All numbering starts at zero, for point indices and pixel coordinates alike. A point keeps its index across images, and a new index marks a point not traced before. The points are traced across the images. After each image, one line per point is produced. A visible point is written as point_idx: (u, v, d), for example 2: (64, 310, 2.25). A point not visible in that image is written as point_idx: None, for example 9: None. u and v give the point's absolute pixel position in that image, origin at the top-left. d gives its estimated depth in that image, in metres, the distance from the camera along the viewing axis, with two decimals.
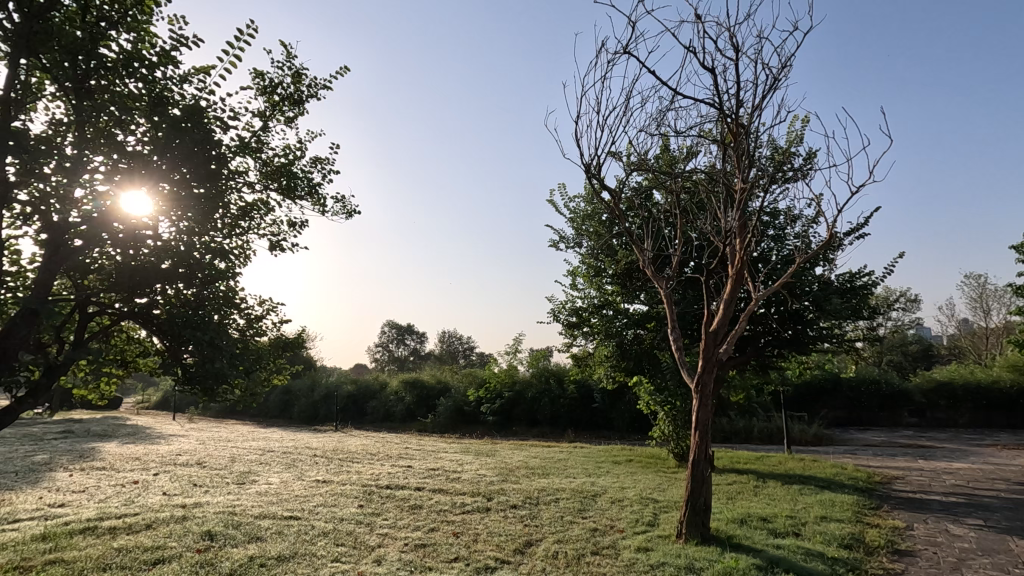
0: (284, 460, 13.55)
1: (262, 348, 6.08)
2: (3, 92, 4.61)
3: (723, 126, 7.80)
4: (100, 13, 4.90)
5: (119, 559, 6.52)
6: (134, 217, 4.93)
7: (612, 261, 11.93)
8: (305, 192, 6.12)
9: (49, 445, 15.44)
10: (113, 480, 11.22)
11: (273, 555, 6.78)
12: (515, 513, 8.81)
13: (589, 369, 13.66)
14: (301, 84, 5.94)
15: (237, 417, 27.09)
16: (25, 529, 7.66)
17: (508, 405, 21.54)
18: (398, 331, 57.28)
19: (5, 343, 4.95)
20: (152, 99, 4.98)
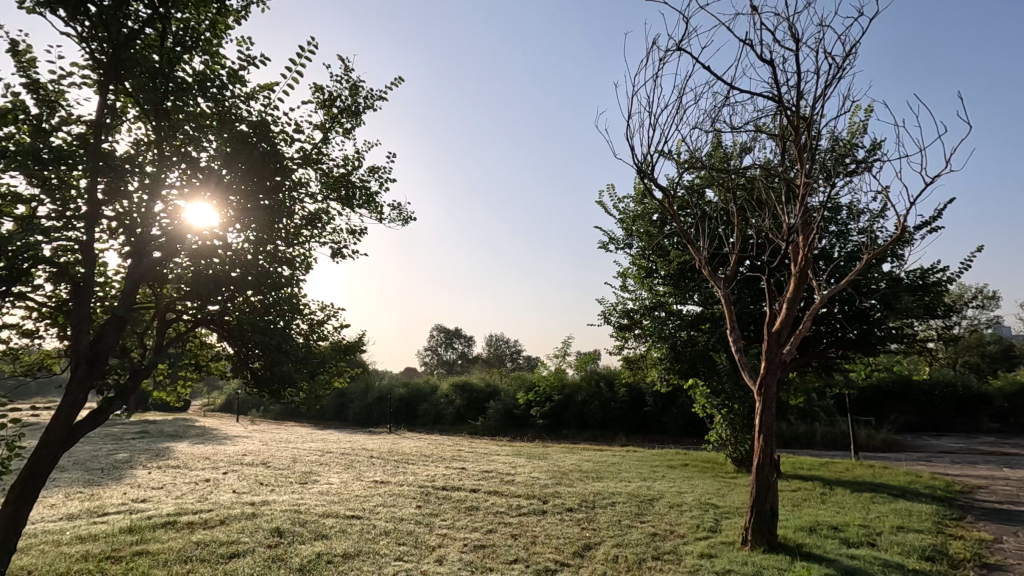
0: (343, 461, 13.99)
1: (325, 352, 6.34)
2: (95, 118, 5.00)
3: (782, 119, 7.55)
4: (176, 38, 5.19)
5: (198, 552, 6.90)
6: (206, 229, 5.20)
7: (664, 261, 11.74)
8: (362, 201, 6.28)
9: (129, 444, 16.52)
10: (187, 478, 11.91)
11: (339, 552, 7.01)
12: (572, 515, 8.77)
13: (642, 372, 13.50)
14: (358, 96, 6.10)
15: (295, 419, 28.27)
16: (114, 522, 8.22)
17: (558, 408, 21.51)
18: (446, 335, 58.21)
19: (96, 348, 5.34)
20: (221, 117, 5.28)
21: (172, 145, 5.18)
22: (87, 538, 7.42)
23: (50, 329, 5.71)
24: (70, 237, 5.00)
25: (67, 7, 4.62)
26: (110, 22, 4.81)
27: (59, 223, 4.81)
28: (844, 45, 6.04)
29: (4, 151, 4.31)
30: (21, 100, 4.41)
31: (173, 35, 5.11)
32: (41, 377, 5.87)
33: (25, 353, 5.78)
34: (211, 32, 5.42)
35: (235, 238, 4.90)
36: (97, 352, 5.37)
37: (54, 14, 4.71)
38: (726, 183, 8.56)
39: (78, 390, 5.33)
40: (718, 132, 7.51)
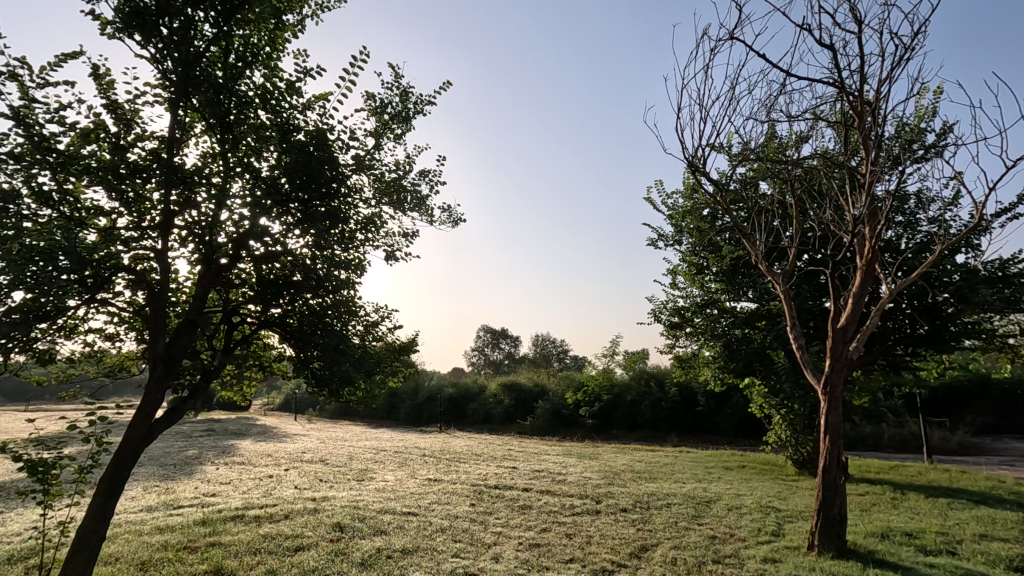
0: (397, 459, 14.31)
1: (381, 352, 6.50)
2: (168, 133, 5.30)
3: (843, 105, 7.21)
4: (238, 54, 5.43)
5: (266, 545, 7.23)
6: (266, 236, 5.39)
7: (716, 257, 11.41)
8: (413, 204, 6.38)
9: (198, 441, 17.49)
10: (252, 473, 12.49)
11: (398, 547, 7.18)
12: (626, 516, 8.66)
13: (694, 371, 13.19)
14: (409, 102, 6.15)
15: (349, 418, 29.15)
16: (188, 515, 8.72)
17: (607, 408, 21.28)
18: (493, 335, 58.64)
19: (172, 350, 5.68)
20: (280, 128, 5.47)
21: (234, 157, 5.43)
22: (165, 528, 7.89)
23: (129, 333, 6.09)
24: (145, 247, 5.33)
25: (141, 30, 4.92)
26: (180, 43, 5.09)
27: (136, 234, 5.15)
28: (912, 23, 5.72)
29: (88, 169, 4.64)
30: (103, 120, 4.74)
31: (235, 51, 5.35)
32: (122, 377, 6.27)
33: (108, 355, 6.19)
34: (269, 47, 5.65)
35: (294, 242, 5.09)
36: (171, 354, 5.70)
37: (129, 37, 5.03)
38: (783, 176, 8.24)
39: (156, 389, 5.65)
40: (773, 123, 7.25)
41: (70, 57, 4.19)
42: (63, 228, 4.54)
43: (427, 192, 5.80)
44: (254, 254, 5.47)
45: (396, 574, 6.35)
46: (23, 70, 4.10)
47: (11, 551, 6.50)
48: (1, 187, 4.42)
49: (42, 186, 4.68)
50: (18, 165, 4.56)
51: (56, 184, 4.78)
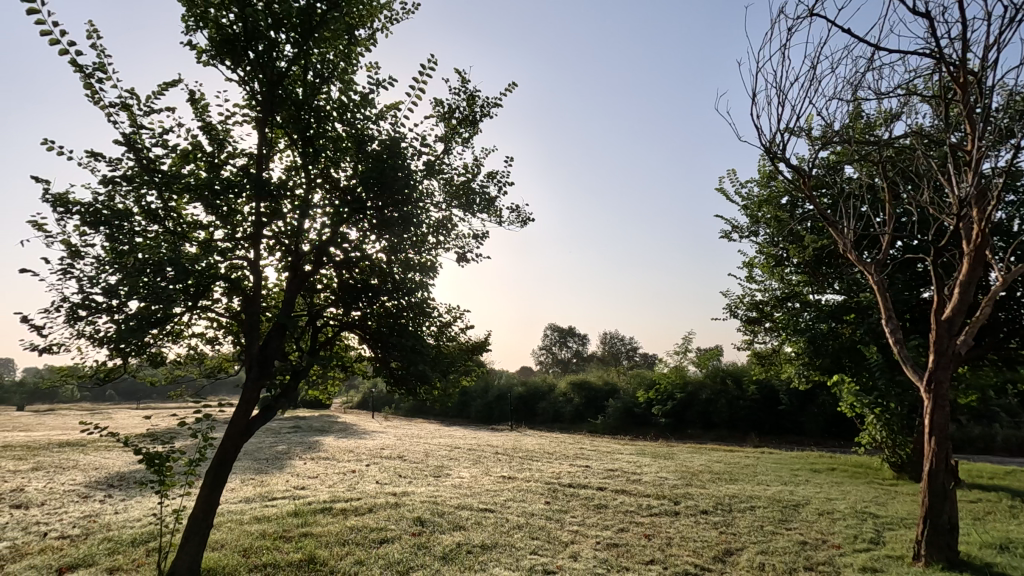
0: (471, 456, 14.61)
1: (455, 351, 6.64)
2: (256, 150, 5.68)
3: (941, 77, 6.61)
4: (315, 71, 5.72)
5: (354, 536, 7.60)
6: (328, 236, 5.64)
7: (797, 247, 10.80)
8: (482, 205, 6.44)
9: (286, 437, 18.67)
10: (336, 468, 13.16)
11: (478, 543, 7.33)
12: (707, 518, 8.38)
13: (776, 368, 12.55)
14: (475, 105, 6.23)
15: (422, 416, 30.03)
16: (282, 506, 9.31)
17: (681, 407, 20.68)
18: (560, 333, 58.40)
19: (265, 352, 6.07)
20: (355, 138, 5.70)
21: (314, 168, 5.72)
22: (262, 519, 8.47)
23: (226, 337, 6.56)
24: (239, 257, 5.73)
25: (231, 55, 5.31)
26: (265, 65, 5.43)
27: (231, 244, 5.54)
28: None
29: (188, 186, 5.06)
30: (200, 141, 5.15)
31: (313, 68, 5.65)
32: (221, 377, 6.76)
33: (208, 357, 6.72)
34: (343, 62, 5.93)
35: (371, 247, 5.26)
36: (264, 355, 6.12)
37: (221, 63, 5.44)
38: (872, 159, 7.65)
39: (252, 388, 6.05)
40: (859, 102, 6.74)
41: (170, 84, 4.59)
42: (169, 241, 4.98)
43: (496, 192, 5.81)
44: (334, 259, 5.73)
45: (477, 568, 6.47)
46: (132, 100, 4.55)
47: (134, 535, 7.21)
48: (117, 207, 4.92)
49: (150, 205, 5.16)
50: (130, 186, 5.06)
51: (161, 202, 5.26)
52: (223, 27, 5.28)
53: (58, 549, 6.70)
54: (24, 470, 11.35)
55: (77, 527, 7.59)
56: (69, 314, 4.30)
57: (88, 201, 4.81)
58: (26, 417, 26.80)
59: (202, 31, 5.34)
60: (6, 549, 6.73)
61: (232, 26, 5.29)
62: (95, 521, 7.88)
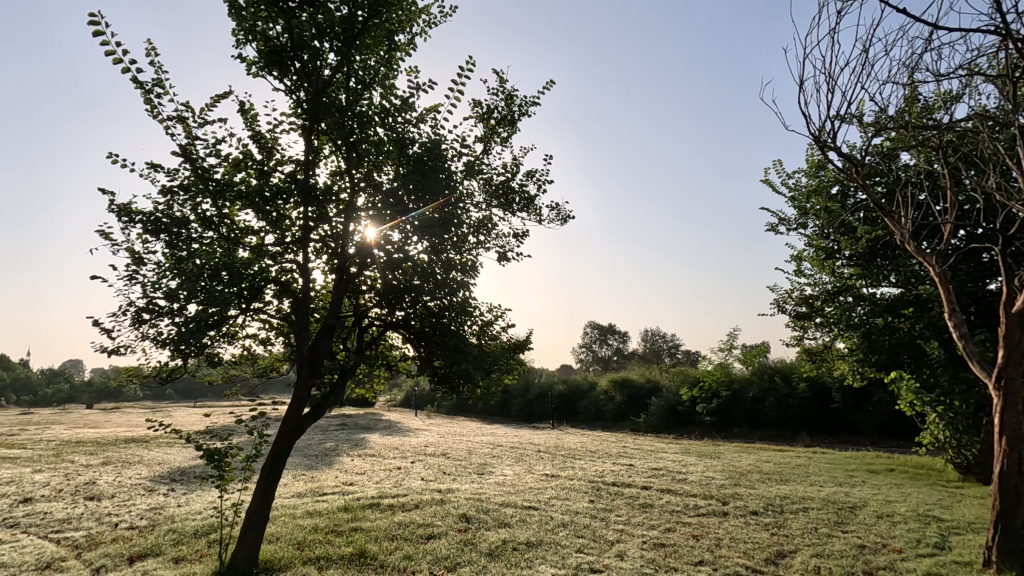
0: (513, 454, 14.67)
1: (498, 350, 6.66)
2: (303, 156, 5.87)
3: (1007, 53, 6.21)
4: (358, 77, 5.86)
5: (402, 531, 7.76)
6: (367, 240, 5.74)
7: (849, 239, 10.38)
8: (522, 205, 6.43)
9: (333, 434, 19.22)
10: (383, 465, 13.48)
11: (523, 540, 7.37)
12: (757, 520, 8.16)
13: (828, 365, 12.08)
14: (514, 105, 6.24)
15: (465, 414, 30.37)
16: (332, 501, 9.60)
17: (726, 405, 20.18)
18: (601, 330, 57.90)
19: (315, 352, 6.26)
20: (397, 141, 5.81)
21: (358, 173, 5.86)
22: (315, 513, 8.76)
23: (278, 337, 6.81)
24: (289, 260, 5.93)
25: (278, 66, 5.50)
26: (310, 74, 5.61)
27: (280, 249, 5.75)
28: None
29: (240, 194, 5.28)
30: (250, 150, 5.37)
31: (356, 75, 5.80)
32: (273, 377, 7.01)
33: (261, 357, 6.98)
34: (384, 67, 6.05)
35: (413, 248, 5.33)
36: (315, 354, 6.30)
37: (269, 74, 5.66)
38: (930, 144, 7.26)
39: (303, 387, 6.26)
40: (915, 85, 6.40)
41: (222, 96, 4.80)
42: (223, 247, 5.21)
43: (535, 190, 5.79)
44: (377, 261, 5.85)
45: (523, 566, 6.50)
46: (187, 112, 4.79)
47: (195, 527, 7.58)
48: (175, 215, 5.18)
49: (205, 212, 5.42)
50: (187, 195, 5.32)
51: (216, 210, 5.51)
52: (271, 39, 5.49)
53: (128, 539, 7.11)
54: (95, 464, 12.10)
55: (144, 519, 8.04)
56: (135, 317, 4.57)
57: (149, 211, 5.09)
58: (95, 414, 28.49)
59: (252, 43, 5.56)
60: (82, 538, 7.20)
61: (279, 38, 5.49)
62: (160, 513, 8.32)
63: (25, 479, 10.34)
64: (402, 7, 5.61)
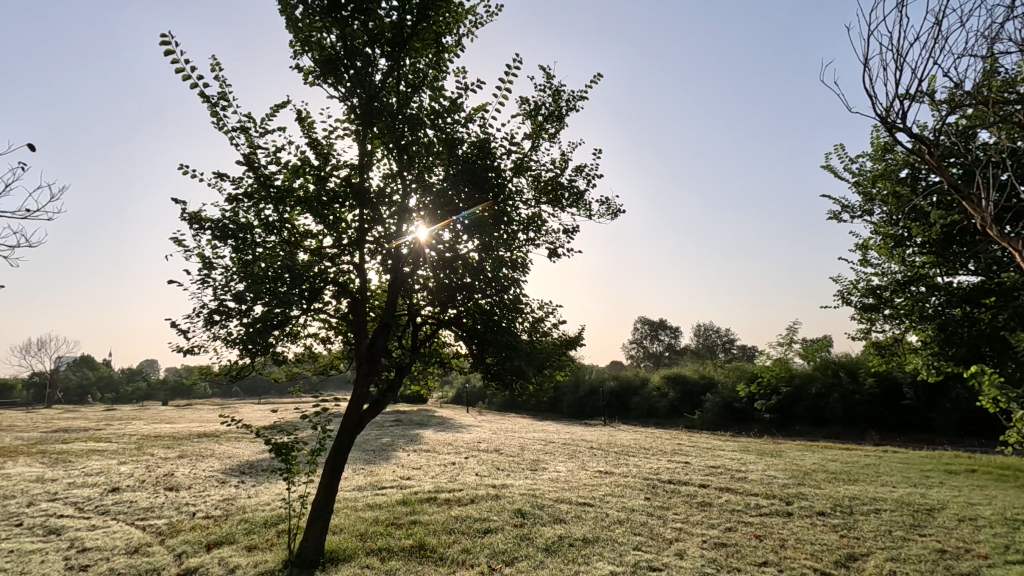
0: (566, 451, 14.64)
1: (549, 347, 6.65)
2: (358, 160, 6.06)
3: None
4: (408, 81, 5.97)
5: (460, 525, 7.90)
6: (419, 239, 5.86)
7: (921, 225, 9.77)
8: (572, 200, 6.37)
9: (389, 430, 19.79)
10: (438, 460, 13.76)
11: (579, 536, 7.35)
12: (825, 521, 7.81)
13: (898, 359, 11.42)
14: (562, 100, 6.21)
15: (516, 411, 30.57)
16: (391, 495, 9.88)
17: (787, 401, 19.41)
18: (651, 326, 56.90)
19: (373, 349, 6.43)
20: (447, 142, 5.89)
21: (410, 174, 5.98)
22: (375, 506, 9.04)
23: (337, 336, 7.04)
24: (346, 262, 6.12)
25: (333, 73, 5.66)
26: (363, 80, 5.77)
27: (338, 251, 5.94)
28: None
29: (300, 200, 5.50)
30: (308, 156, 5.57)
31: (406, 79, 5.90)
32: (332, 374, 7.27)
33: (321, 355, 7.24)
34: (432, 69, 6.14)
35: (464, 248, 5.39)
36: (372, 353, 6.49)
37: (326, 82, 5.85)
38: (1014, 120, 6.70)
39: (363, 383, 6.47)
40: (996, 57, 5.94)
41: (281, 106, 5.04)
42: (285, 250, 5.45)
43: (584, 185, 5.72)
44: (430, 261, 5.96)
45: (580, 562, 6.49)
46: (250, 123, 5.04)
47: (265, 518, 7.97)
48: (240, 221, 5.46)
49: (267, 217, 5.67)
50: (251, 202, 5.58)
51: (277, 215, 5.76)
52: (327, 48, 5.66)
53: (205, 528, 7.57)
54: (173, 457, 12.94)
55: (218, 509, 8.53)
56: (207, 319, 4.86)
57: (217, 218, 5.39)
58: (170, 410, 30.44)
59: (308, 54, 5.77)
60: (164, 525, 7.72)
61: (333, 47, 5.66)
62: (233, 504, 8.81)
63: (112, 470, 11.18)
64: (449, 8, 5.68)
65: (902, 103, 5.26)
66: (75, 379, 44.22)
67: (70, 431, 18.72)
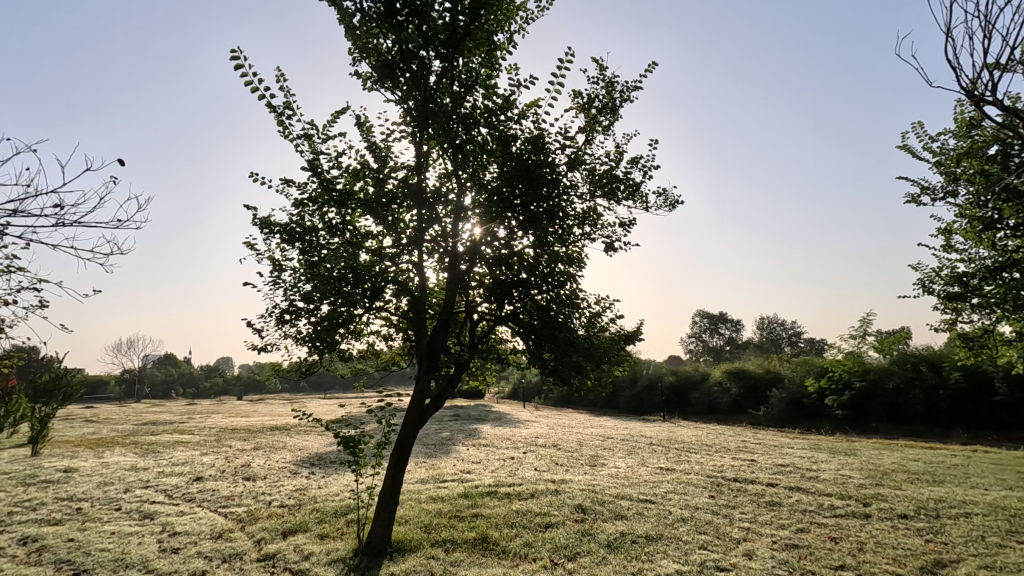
0: (625, 446, 14.47)
1: (606, 341, 6.57)
2: (414, 160, 6.19)
3: None
4: (461, 81, 6.02)
5: (521, 519, 7.98)
6: (474, 238, 5.95)
7: (1015, 206, 8.97)
8: (628, 193, 6.25)
9: (449, 424, 20.19)
10: (497, 454, 13.92)
11: (642, 533, 7.26)
12: (908, 524, 7.35)
13: (989, 352, 10.52)
14: (615, 92, 6.10)
15: (572, 406, 30.49)
16: (453, 488, 10.09)
17: (861, 397, 18.35)
18: (711, 320, 55.17)
19: (433, 347, 6.56)
20: (501, 140, 5.93)
21: (465, 173, 6.07)
22: (437, 498, 9.27)
23: (398, 333, 7.24)
24: (406, 261, 6.28)
25: (390, 78, 5.81)
26: (418, 82, 5.86)
27: (397, 250, 6.10)
28: None
29: (361, 202, 5.69)
30: (367, 160, 5.76)
31: (459, 80, 5.96)
32: (394, 369, 7.48)
33: (383, 352, 7.47)
34: (485, 67, 6.17)
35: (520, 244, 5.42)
36: (432, 350, 6.63)
37: (383, 86, 6.01)
38: None
39: (424, 380, 6.61)
40: None
41: (341, 112, 5.26)
42: (348, 251, 5.65)
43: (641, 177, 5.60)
44: (487, 258, 6.01)
45: (644, 559, 6.41)
46: (313, 130, 5.28)
47: (335, 508, 8.34)
48: (306, 224, 5.72)
49: (331, 220, 5.92)
50: (315, 206, 5.85)
51: (340, 218, 5.99)
52: (383, 53, 5.80)
53: (280, 516, 8.00)
54: (249, 449, 13.75)
55: (292, 498, 9.00)
56: (279, 319, 5.13)
57: (285, 222, 5.68)
58: (244, 405, 32.32)
59: (366, 60, 5.92)
60: (244, 513, 8.22)
61: (390, 52, 5.79)
62: (306, 494, 9.27)
63: (196, 461, 11.99)
64: (501, 6, 5.70)
65: (993, 74, 4.83)
66: (160, 375, 47.73)
67: (158, 423, 20.27)
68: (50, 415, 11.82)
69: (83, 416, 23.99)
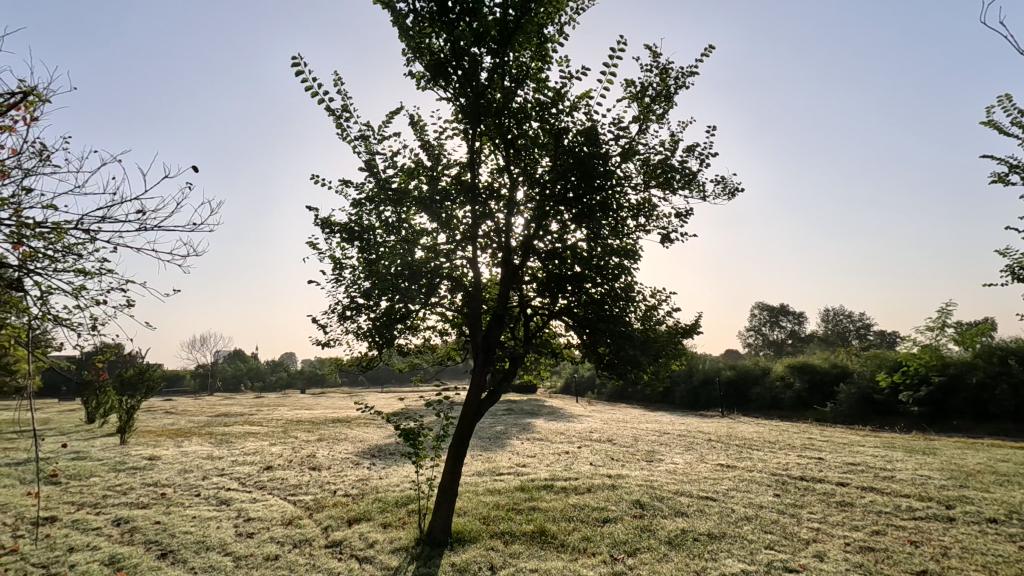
0: (683, 442, 14.14)
1: (663, 335, 6.44)
2: (467, 157, 6.25)
3: None
4: (511, 76, 6.02)
5: (579, 513, 7.96)
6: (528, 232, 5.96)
7: None
8: (684, 183, 6.07)
9: (503, 418, 20.35)
10: (552, 449, 13.92)
11: (703, 531, 7.09)
12: (998, 529, 6.83)
13: None
14: (670, 79, 5.95)
15: (627, 401, 30.10)
16: (509, 481, 10.18)
17: (940, 393, 17.17)
18: (772, 312, 52.95)
19: (490, 341, 6.64)
20: (553, 134, 5.89)
21: (517, 168, 6.07)
22: (494, 491, 9.38)
23: (453, 329, 7.36)
24: (460, 257, 6.35)
25: (443, 76, 5.87)
26: (468, 80, 5.89)
27: (452, 246, 6.18)
28: None
29: (415, 200, 5.80)
30: (421, 158, 5.86)
31: (510, 75, 5.95)
32: (450, 364, 7.63)
33: (439, 347, 7.61)
34: (536, 61, 6.14)
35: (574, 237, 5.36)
36: (487, 344, 6.72)
37: (436, 85, 6.08)
38: None
39: (481, 375, 6.69)
40: None
41: (395, 113, 5.37)
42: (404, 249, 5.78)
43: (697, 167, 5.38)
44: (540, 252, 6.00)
45: (707, 558, 6.25)
46: (369, 131, 5.41)
47: (396, 498, 8.60)
48: (364, 224, 5.89)
49: (387, 218, 6.04)
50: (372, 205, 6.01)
51: (396, 216, 6.12)
52: (436, 53, 5.88)
53: (345, 505, 8.32)
54: (313, 440, 14.35)
55: (356, 488, 9.34)
56: (341, 315, 5.31)
57: (344, 222, 5.86)
58: (307, 398, 33.80)
59: (419, 60, 6.02)
60: (311, 501, 8.60)
61: (442, 51, 5.85)
62: (368, 484, 9.59)
63: (266, 451, 12.63)
64: None
65: None
66: (231, 370, 50.51)
67: (231, 415, 21.47)
68: (135, 407, 12.73)
69: (164, 407, 25.76)
